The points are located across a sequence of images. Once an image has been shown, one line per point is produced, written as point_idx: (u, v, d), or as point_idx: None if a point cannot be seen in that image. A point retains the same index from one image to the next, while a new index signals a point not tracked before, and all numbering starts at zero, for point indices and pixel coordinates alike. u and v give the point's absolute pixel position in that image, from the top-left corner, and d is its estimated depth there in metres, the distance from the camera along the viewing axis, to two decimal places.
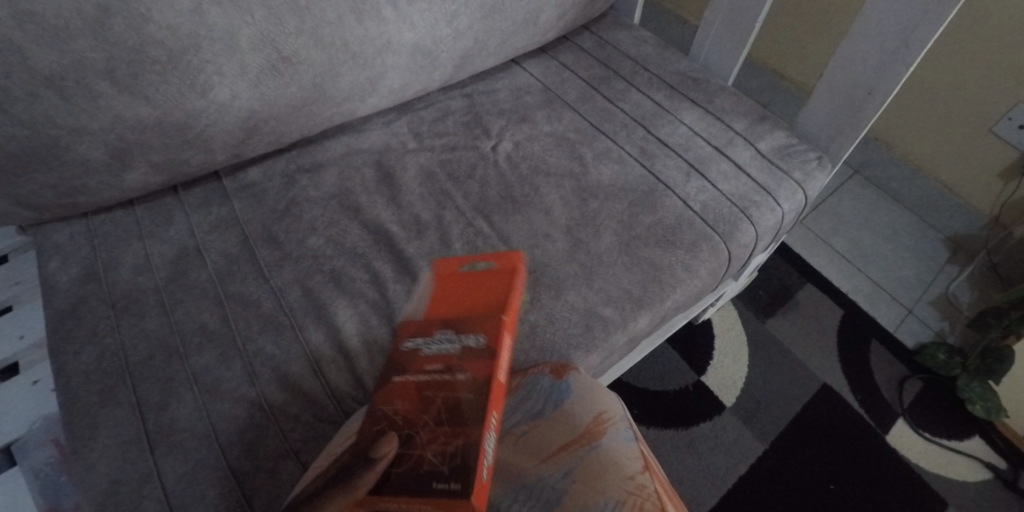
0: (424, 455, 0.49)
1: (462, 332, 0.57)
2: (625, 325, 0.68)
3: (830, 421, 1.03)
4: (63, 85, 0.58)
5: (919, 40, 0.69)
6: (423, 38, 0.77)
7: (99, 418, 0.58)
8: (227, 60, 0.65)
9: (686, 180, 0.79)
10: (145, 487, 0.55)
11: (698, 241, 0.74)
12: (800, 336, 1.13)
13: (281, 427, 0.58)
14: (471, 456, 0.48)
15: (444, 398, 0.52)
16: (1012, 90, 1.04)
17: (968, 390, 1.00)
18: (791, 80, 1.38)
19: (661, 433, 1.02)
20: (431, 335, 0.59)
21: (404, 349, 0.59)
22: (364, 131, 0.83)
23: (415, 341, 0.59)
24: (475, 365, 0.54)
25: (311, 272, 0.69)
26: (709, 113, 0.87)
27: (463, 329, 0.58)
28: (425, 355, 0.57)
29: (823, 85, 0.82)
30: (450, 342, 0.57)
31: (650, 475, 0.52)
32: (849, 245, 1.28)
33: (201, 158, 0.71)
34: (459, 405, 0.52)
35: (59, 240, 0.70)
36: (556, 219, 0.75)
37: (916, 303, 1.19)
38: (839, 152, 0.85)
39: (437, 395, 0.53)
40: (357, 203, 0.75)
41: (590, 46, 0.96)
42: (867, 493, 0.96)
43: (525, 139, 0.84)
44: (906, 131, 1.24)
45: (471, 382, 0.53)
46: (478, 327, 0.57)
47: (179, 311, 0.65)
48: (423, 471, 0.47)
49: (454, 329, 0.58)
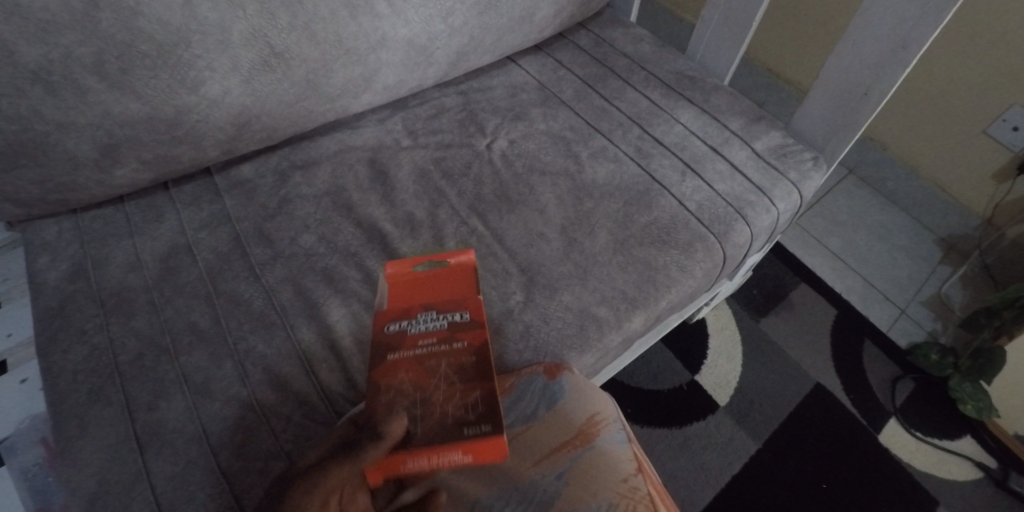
0: (435, 428, 0.51)
1: (448, 309, 0.60)
2: (619, 325, 0.68)
3: (823, 420, 1.04)
4: (51, 79, 0.57)
5: (916, 41, 0.69)
6: (417, 35, 0.77)
7: (88, 418, 0.58)
8: (219, 55, 0.64)
9: (682, 179, 0.79)
10: (134, 488, 0.54)
11: (693, 241, 0.74)
12: (794, 336, 1.14)
13: (272, 428, 0.58)
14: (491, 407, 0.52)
15: (447, 366, 0.55)
16: (1006, 91, 1.04)
17: (959, 390, 1.01)
18: (787, 79, 1.38)
19: (655, 432, 1.02)
20: (412, 316, 0.60)
21: (383, 335, 0.58)
22: (357, 128, 0.83)
23: (395, 324, 0.59)
24: (470, 335, 0.58)
25: (304, 270, 0.68)
26: (705, 113, 0.86)
27: (446, 307, 0.61)
28: (413, 334, 0.58)
29: (819, 85, 0.82)
30: (437, 319, 0.59)
31: (642, 477, 0.52)
32: (843, 245, 1.28)
33: (192, 155, 0.70)
34: (465, 370, 0.55)
35: (47, 237, 0.69)
36: (550, 218, 0.75)
37: (909, 303, 1.20)
38: (835, 153, 0.85)
39: (437, 366, 0.55)
40: (350, 200, 0.75)
41: (586, 44, 0.96)
42: (859, 492, 0.96)
43: (521, 137, 0.83)
44: (901, 132, 1.24)
45: (472, 348, 0.57)
46: (461, 304, 0.61)
47: (169, 310, 0.64)
48: (448, 429, 0.51)
49: (437, 308, 0.61)
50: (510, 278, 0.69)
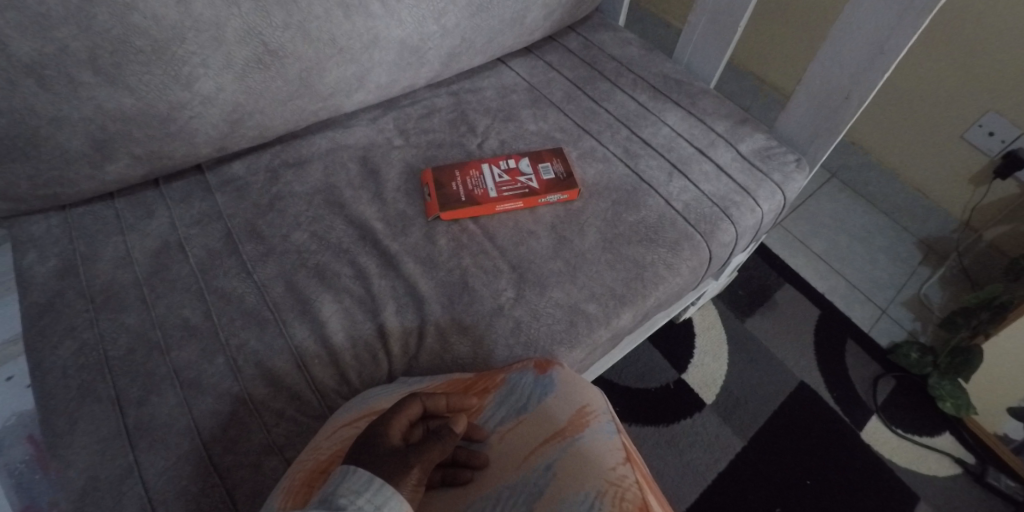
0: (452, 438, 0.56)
1: (491, 386, 0.60)
2: (608, 321, 0.69)
3: (807, 418, 1.05)
4: (44, 72, 0.57)
5: (894, 48, 0.71)
6: (410, 35, 0.78)
7: (77, 413, 0.57)
8: (214, 52, 0.65)
9: (669, 179, 0.81)
10: (125, 482, 0.54)
11: (680, 240, 0.76)
12: (779, 335, 1.16)
13: (264, 423, 0.59)
14: (492, 410, 0.59)
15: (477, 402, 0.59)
16: (984, 97, 1.07)
17: (939, 387, 1.03)
18: (771, 85, 1.41)
19: (644, 430, 1.03)
20: (464, 392, 0.59)
21: (450, 407, 0.56)
22: (350, 127, 0.83)
23: (459, 399, 0.57)
24: (490, 387, 0.60)
25: (296, 267, 0.69)
26: (692, 115, 0.88)
27: (488, 385, 0.60)
28: (462, 400, 0.58)
29: (802, 89, 0.84)
30: (476, 382, 0.61)
31: (631, 466, 0.53)
32: (826, 246, 1.31)
33: (185, 151, 0.70)
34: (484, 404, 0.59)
35: (36, 232, 0.69)
36: (541, 217, 0.76)
37: (891, 303, 1.23)
38: (817, 155, 0.87)
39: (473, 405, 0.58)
40: (342, 198, 0.75)
41: (576, 47, 0.98)
42: (842, 489, 0.98)
43: (511, 137, 0.84)
44: (882, 137, 1.27)
45: (496, 391, 0.60)
46: (492, 380, 0.61)
47: (160, 306, 0.65)
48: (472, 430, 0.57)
49: (483, 385, 0.60)
50: (500, 275, 0.70)
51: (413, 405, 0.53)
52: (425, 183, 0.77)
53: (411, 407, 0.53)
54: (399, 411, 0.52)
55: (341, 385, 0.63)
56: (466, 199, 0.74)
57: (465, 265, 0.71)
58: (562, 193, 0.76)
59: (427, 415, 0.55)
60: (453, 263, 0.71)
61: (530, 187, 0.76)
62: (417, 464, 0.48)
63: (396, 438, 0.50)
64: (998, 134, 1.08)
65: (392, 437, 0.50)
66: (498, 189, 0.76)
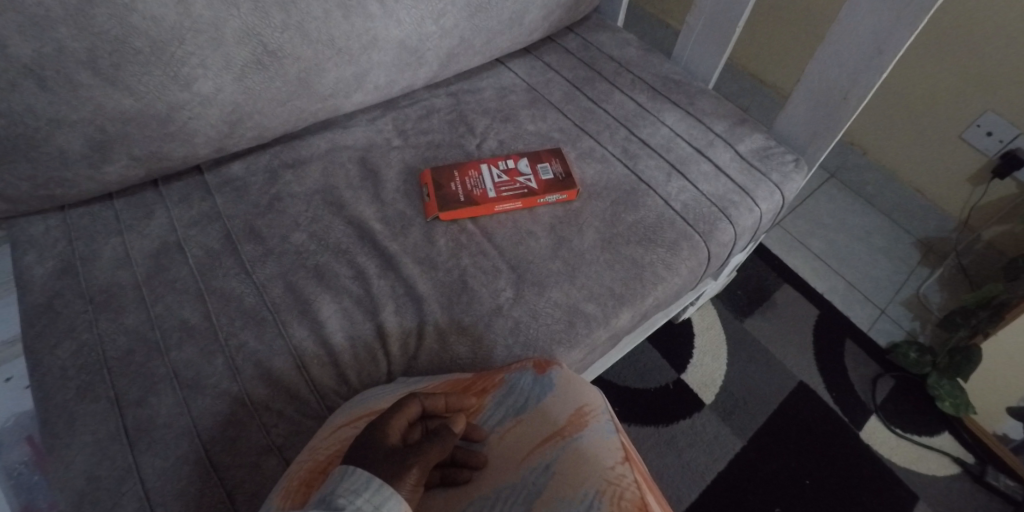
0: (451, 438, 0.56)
1: (489, 387, 0.60)
2: (607, 321, 0.69)
3: (806, 418, 1.05)
4: (42, 73, 0.58)
5: (892, 47, 0.72)
6: (409, 36, 0.78)
7: (77, 413, 0.58)
8: (213, 53, 0.65)
9: (668, 180, 0.81)
10: (124, 482, 0.54)
11: (679, 240, 0.76)
12: (778, 335, 1.16)
13: (264, 423, 0.59)
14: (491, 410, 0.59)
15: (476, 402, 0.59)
16: (982, 97, 1.07)
17: (938, 387, 1.03)
18: (770, 85, 1.41)
19: (643, 429, 1.03)
20: (463, 392, 0.59)
21: (449, 407, 0.56)
22: (349, 128, 0.83)
23: (458, 399, 0.57)
24: (489, 388, 0.60)
25: (295, 267, 0.69)
26: (691, 115, 0.88)
27: (487, 386, 0.60)
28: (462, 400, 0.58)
29: (801, 89, 0.84)
30: (475, 382, 0.61)
31: (630, 466, 0.53)
32: (825, 246, 1.31)
33: (184, 152, 0.71)
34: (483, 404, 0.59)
35: (35, 233, 0.69)
36: (539, 217, 0.76)
37: (890, 303, 1.23)
38: (815, 155, 0.87)
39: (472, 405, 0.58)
40: (341, 199, 0.75)
41: (574, 47, 0.98)
42: (841, 488, 0.98)
43: (510, 138, 0.84)
44: (881, 137, 1.27)
45: (495, 391, 0.60)
46: (491, 380, 0.61)
47: (159, 306, 0.65)
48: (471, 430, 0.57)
49: (482, 385, 0.60)
50: (499, 275, 0.70)
51: (412, 405, 0.53)
52: (424, 183, 0.77)
53: (410, 407, 0.53)
54: (398, 411, 0.52)
55: (340, 385, 0.63)
56: (465, 199, 0.74)
57: (464, 265, 0.71)
58: (561, 193, 0.76)
59: (426, 415, 0.55)
60: (452, 263, 0.71)
61: (529, 188, 0.76)
62: (416, 464, 0.48)
63: (395, 438, 0.50)
64: (996, 134, 1.08)
65: (391, 437, 0.50)
66: (497, 190, 0.76)
